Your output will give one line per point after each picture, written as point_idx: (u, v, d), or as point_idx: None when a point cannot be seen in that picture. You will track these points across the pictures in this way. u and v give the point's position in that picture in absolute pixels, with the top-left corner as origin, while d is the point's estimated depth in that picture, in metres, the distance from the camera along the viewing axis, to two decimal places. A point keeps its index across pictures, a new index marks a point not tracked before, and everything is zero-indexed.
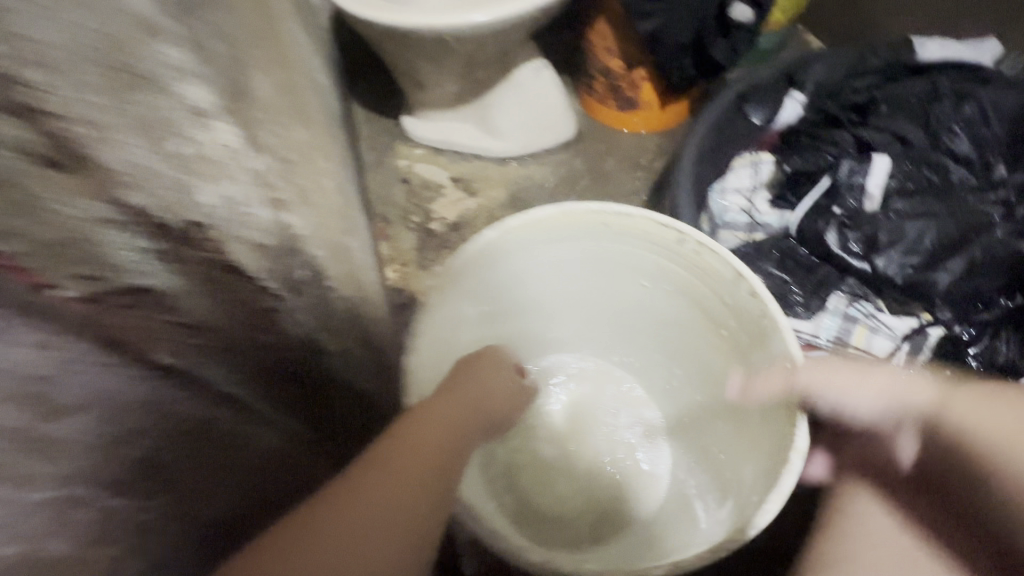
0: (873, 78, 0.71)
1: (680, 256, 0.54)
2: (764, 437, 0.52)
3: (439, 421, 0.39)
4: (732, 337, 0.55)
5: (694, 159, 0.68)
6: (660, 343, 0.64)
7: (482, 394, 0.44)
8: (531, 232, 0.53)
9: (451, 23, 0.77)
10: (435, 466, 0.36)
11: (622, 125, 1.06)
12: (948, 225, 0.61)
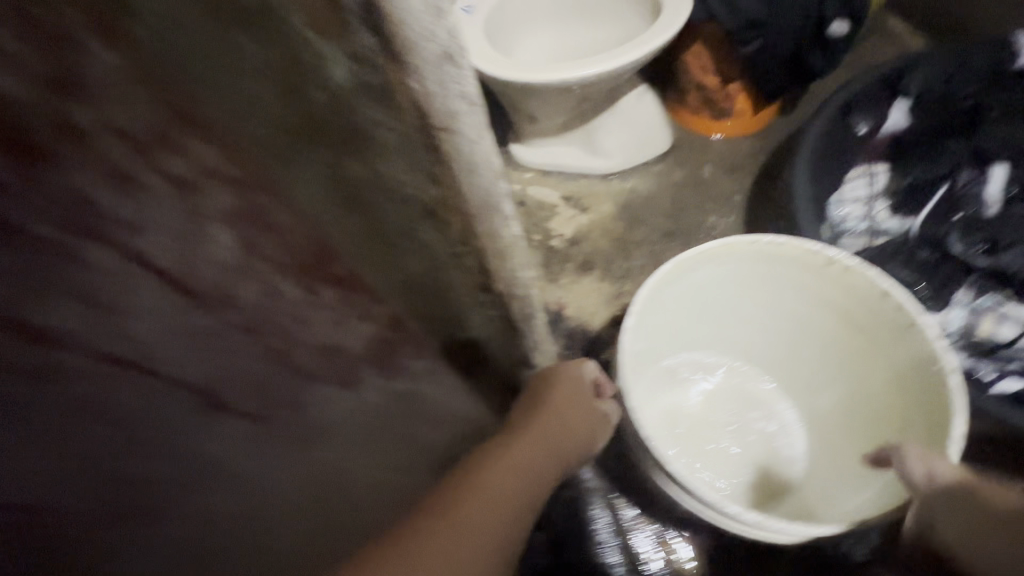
0: (982, 83, 0.78)
1: (826, 272, 0.67)
2: (915, 420, 0.62)
3: (533, 453, 0.42)
4: (874, 337, 0.67)
5: (812, 176, 0.76)
6: (797, 344, 0.75)
7: (564, 429, 0.47)
8: (703, 260, 0.67)
9: (568, 77, 0.89)
10: (527, 498, 0.39)
11: (710, 131, 1.13)
12: None
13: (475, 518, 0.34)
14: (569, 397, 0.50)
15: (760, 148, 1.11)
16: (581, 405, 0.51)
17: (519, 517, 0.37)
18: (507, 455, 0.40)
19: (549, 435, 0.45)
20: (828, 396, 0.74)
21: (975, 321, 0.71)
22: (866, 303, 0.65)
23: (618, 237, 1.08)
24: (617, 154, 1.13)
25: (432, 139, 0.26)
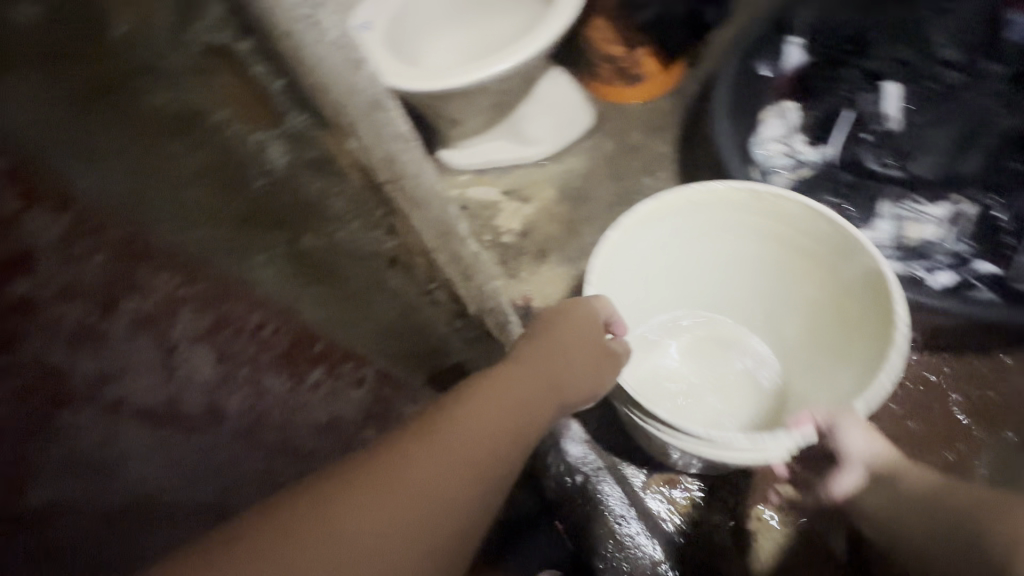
0: (856, 11, 0.85)
1: (757, 207, 0.70)
2: (866, 313, 0.66)
3: (504, 403, 0.39)
4: (810, 253, 0.71)
5: (730, 121, 0.81)
6: (747, 281, 0.80)
7: (567, 368, 0.45)
8: (643, 227, 0.69)
9: (480, 77, 0.88)
10: (510, 430, 0.38)
11: (626, 99, 1.15)
12: (959, 124, 0.77)
13: (437, 452, 0.34)
14: (571, 335, 0.48)
15: (678, 104, 1.15)
16: (579, 339, 0.48)
17: (468, 476, 0.35)
18: (481, 397, 0.38)
19: (549, 368, 0.44)
20: (791, 325, 0.78)
21: (905, 224, 0.76)
22: (800, 226, 0.70)
23: (566, 219, 1.09)
24: (545, 139, 1.14)
25: (375, 190, 0.28)
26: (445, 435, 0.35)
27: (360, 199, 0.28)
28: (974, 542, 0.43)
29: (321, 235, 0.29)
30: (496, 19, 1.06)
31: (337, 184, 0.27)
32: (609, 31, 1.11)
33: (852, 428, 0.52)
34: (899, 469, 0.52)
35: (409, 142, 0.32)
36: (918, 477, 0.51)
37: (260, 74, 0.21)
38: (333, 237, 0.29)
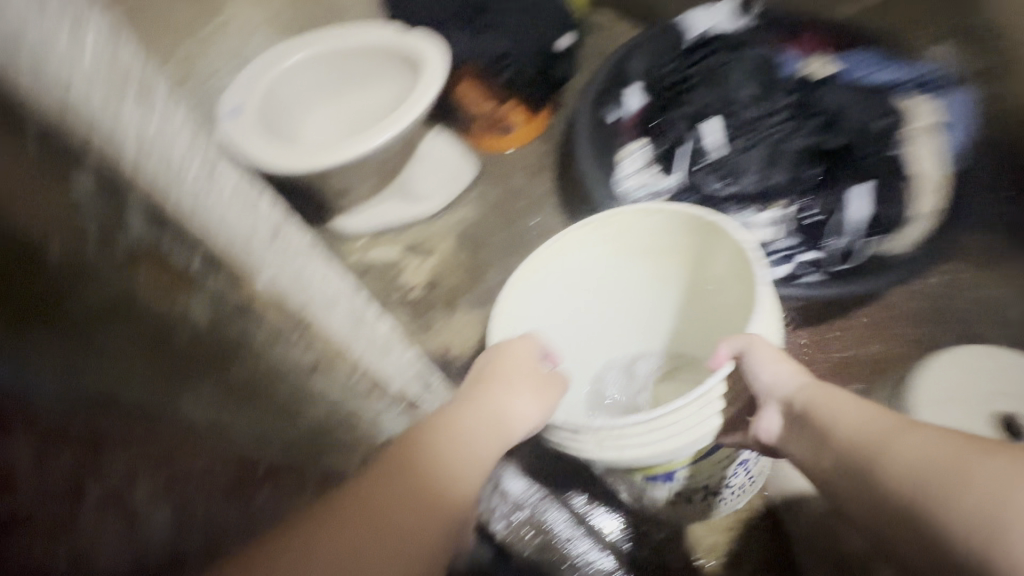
0: (672, 62, 1.04)
1: (606, 231, 0.69)
2: (731, 281, 0.63)
3: (460, 439, 0.47)
4: (671, 248, 0.69)
5: (592, 162, 0.96)
6: (643, 295, 0.77)
7: (507, 402, 0.52)
8: (517, 296, 0.66)
9: (356, 156, 0.92)
10: (468, 462, 0.46)
11: (503, 148, 1.25)
12: (765, 145, 0.92)
13: (410, 481, 0.41)
14: (508, 374, 0.54)
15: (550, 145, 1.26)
16: (519, 375, 0.55)
17: (440, 501, 0.42)
18: (441, 435, 0.46)
19: (494, 408, 0.51)
20: (684, 325, 0.77)
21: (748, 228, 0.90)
22: (644, 230, 0.69)
23: (467, 266, 1.15)
24: (433, 195, 1.21)
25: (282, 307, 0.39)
26: (414, 469, 0.42)
27: (276, 321, 0.37)
28: (917, 505, 0.35)
29: (251, 363, 0.35)
30: (360, 91, 1.10)
31: (252, 314, 0.36)
32: (474, 88, 1.17)
33: (762, 353, 0.51)
34: (834, 410, 0.45)
35: (294, 262, 0.43)
36: (855, 413, 0.44)
37: (179, 257, 0.32)
38: (262, 360, 0.36)
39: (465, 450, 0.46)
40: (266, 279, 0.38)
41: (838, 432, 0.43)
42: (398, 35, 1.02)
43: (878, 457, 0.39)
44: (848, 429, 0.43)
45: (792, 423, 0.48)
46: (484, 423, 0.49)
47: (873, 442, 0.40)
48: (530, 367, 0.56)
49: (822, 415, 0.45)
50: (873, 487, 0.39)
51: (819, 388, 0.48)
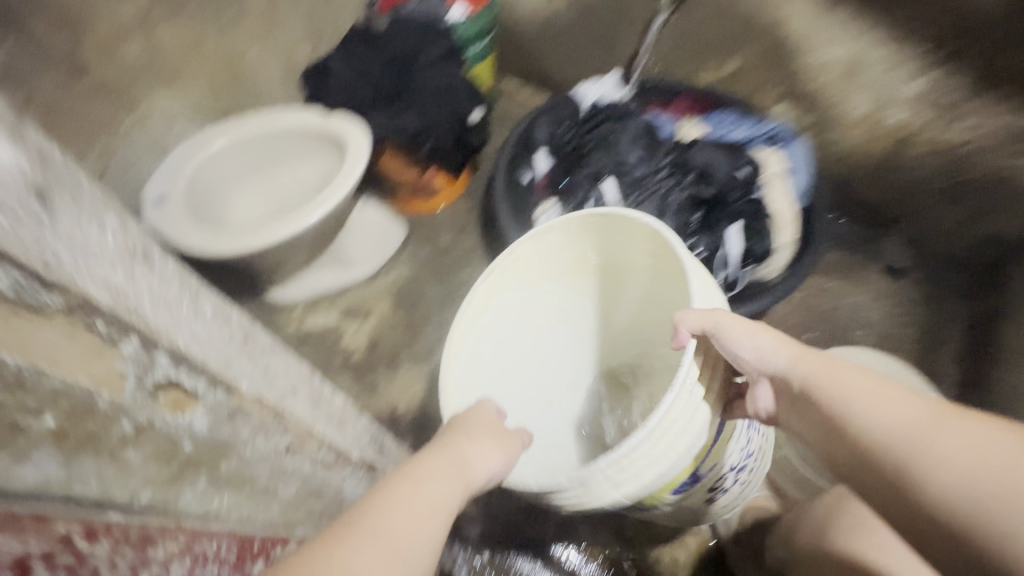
0: (570, 128, 1.19)
1: (516, 266, 0.75)
2: (655, 258, 0.71)
3: (408, 499, 0.50)
4: (583, 248, 0.78)
5: (511, 223, 1.09)
6: (573, 296, 0.85)
7: (462, 457, 0.55)
8: (458, 354, 0.71)
9: (285, 235, 0.98)
10: (418, 523, 0.49)
11: (432, 208, 1.34)
12: (653, 198, 1.09)
13: (355, 544, 0.46)
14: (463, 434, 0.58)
15: (473, 202, 1.37)
16: (478, 432, 0.59)
17: (384, 559, 0.46)
18: (387, 495, 0.51)
19: (443, 465, 0.54)
20: (625, 312, 0.85)
21: None
22: (558, 245, 0.77)
23: (405, 324, 1.21)
24: (365, 260, 1.27)
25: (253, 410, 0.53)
26: (356, 531, 0.47)
27: (257, 421, 0.54)
28: (964, 530, 0.41)
29: (233, 457, 0.51)
30: (290, 169, 1.15)
31: (238, 419, 0.52)
32: (397, 160, 1.24)
33: (734, 334, 0.56)
34: (848, 397, 0.49)
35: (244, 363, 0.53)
36: (886, 407, 0.48)
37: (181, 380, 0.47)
38: (239, 454, 0.52)
39: (416, 512, 0.50)
40: (246, 384, 0.52)
41: (865, 427, 0.48)
42: (322, 119, 1.08)
43: (916, 468, 0.44)
44: (881, 424, 0.47)
45: (796, 399, 0.54)
46: (439, 481, 0.53)
47: (919, 450, 0.44)
48: (488, 424, 0.60)
49: (838, 404, 0.50)
50: (914, 493, 0.44)
51: (822, 361, 0.52)
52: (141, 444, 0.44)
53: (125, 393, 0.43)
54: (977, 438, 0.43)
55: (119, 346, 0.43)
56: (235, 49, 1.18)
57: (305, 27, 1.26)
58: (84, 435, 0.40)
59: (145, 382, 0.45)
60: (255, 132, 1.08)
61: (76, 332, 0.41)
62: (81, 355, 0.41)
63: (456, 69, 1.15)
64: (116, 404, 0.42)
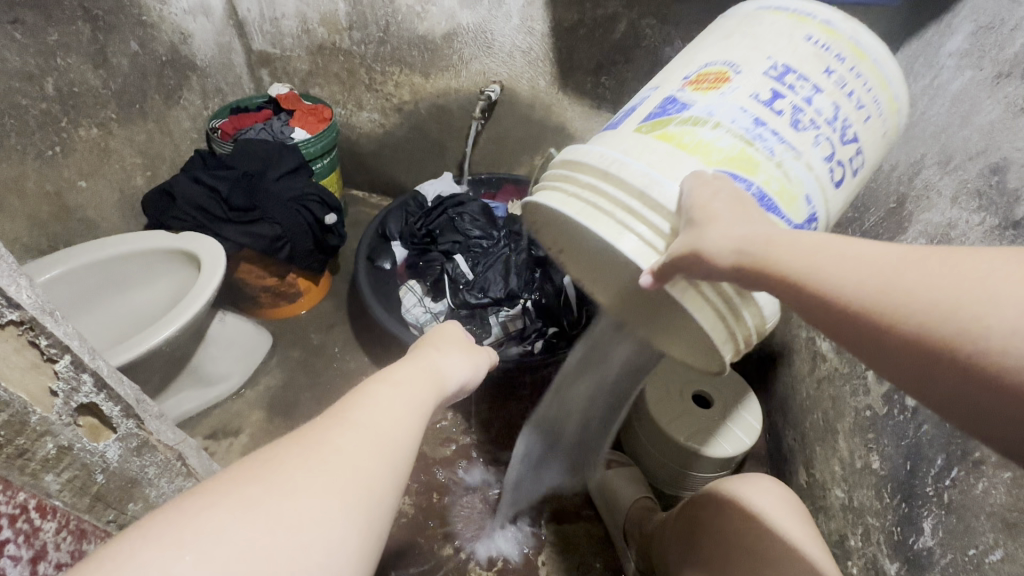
0: (419, 217, 1.36)
1: None
2: (573, 201, 0.63)
3: (391, 399, 0.49)
4: None
5: (377, 303, 1.20)
6: None
7: (434, 359, 0.60)
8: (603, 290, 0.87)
9: (129, 349, 0.92)
10: (408, 414, 0.49)
11: (297, 311, 1.39)
12: (499, 262, 1.25)
13: (335, 446, 0.43)
14: (432, 344, 0.65)
15: (339, 300, 1.44)
16: (451, 343, 0.66)
17: (378, 445, 0.44)
18: (361, 396, 0.48)
19: (420, 368, 0.56)
20: None
21: (504, 324, 1.22)
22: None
23: (283, 429, 1.18)
24: (233, 371, 1.24)
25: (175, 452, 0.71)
26: (335, 436, 0.43)
27: (161, 461, 0.68)
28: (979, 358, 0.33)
29: (140, 500, 0.66)
30: (145, 287, 1.13)
31: (145, 457, 0.65)
32: (254, 268, 1.25)
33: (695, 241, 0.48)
34: (832, 263, 0.41)
35: (163, 421, 0.69)
36: (840, 251, 0.42)
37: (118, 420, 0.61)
38: (146, 497, 0.67)
39: (399, 407, 0.49)
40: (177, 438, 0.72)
41: (810, 273, 0.42)
42: (177, 237, 1.10)
43: (900, 312, 0.37)
44: (830, 268, 0.41)
45: (753, 282, 0.47)
46: (415, 383, 0.53)
47: (874, 284, 0.39)
48: (447, 342, 0.66)
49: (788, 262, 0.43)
50: (900, 337, 0.37)
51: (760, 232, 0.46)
52: (61, 469, 0.55)
53: (53, 413, 0.53)
54: (923, 261, 0.38)
55: (55, 362, 0.53)
56: (62, 182, 1.17)
57: (141, 159, 1.33)
58: (15, 452, 0.51)
59: (71, 405, 0.55)
60: (102, 255, 1.05)
61: (20, 345, 0.50)
62: (23, 370, 0.51)
63: (300, 181, 1.26)
64: (46, 422, 0.52)
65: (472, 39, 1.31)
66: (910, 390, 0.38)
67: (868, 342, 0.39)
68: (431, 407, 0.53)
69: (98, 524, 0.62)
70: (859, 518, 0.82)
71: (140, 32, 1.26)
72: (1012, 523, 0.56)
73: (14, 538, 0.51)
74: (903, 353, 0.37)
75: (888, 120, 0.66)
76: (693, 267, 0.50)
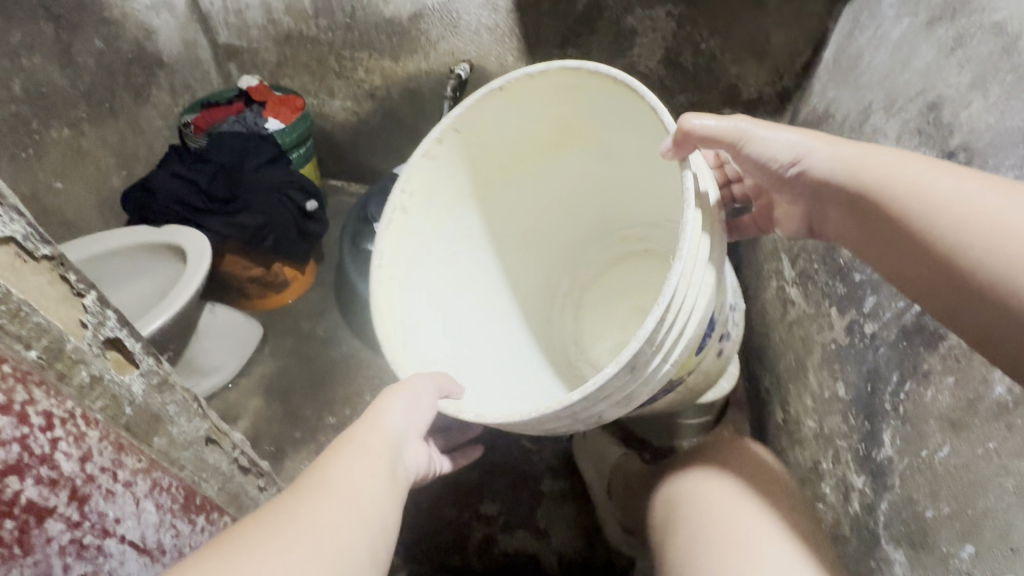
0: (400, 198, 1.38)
1: (411, 200, 0.80)
2: (614, 91, 0.72)
3: (316, 502, 0.53)
4: (508, 146, 0.88)
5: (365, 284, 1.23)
6: (509, 212, 0.97)
7: (372, 433, 0.61)
8: (401, 288, 0.79)
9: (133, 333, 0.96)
10: (335, 513, 0.52)
11: (287, 299, 1.41)
12: None
13: (259, 557, 0.47)
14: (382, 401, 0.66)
15: (327, 286, 1.46)
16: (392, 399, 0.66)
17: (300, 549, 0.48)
18: (287, 505, 0.52)
19: (351, 453, 0.59)
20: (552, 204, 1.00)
21: None
22: (492, 120, 0.82)
23: (282, 413, 1.21)
24: (227, 359, 1.27)
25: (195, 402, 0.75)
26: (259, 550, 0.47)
27: (179, 399, 0.70)
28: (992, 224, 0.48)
29: (164, 436, 0.68)
30: (134, 284, 1.15)
31: (165, 395, 0.68)
32: (240, 259, 1.27)
33: (789, 135, 0.65)
34: (896, 166, 0.56)
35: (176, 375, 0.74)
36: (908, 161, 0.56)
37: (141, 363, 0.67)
38: (168, 433, 0.68)
39: (322, 512, 0.52)
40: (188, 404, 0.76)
41: (884, 171, 0.57)
42: (156, 231, 1.12)
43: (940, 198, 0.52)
44: (897, 172, 0.56)
45: (833, 182, 0.61)
46: (342, 476, 0.56)
47: (929, 180, 0.53)
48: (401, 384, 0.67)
49: (872, 162, 0.58)
50: (942, 212, 0.51)
51: (856, 149, 0.61)
52: (95, 397, 0.59)
53: (85, 342, 0.57)
54: (980, 174, 0.52)
55: (83, 296, 0.58)
56: (38, 185, 1.18)
57: (116, 158, 1.34)
58: (55, 376, 0.54)
59: (99, 337, 0.60)
60: (85, 256, 1.08)
61: (52, 278, 0.55)
62: (55, 300, 0.55)
63: (282, 168, 1.27)
64: (79, 350, 0.56)
65: (439, 19, 1.33)
66: (939, 254, 0.51)
67: (918, 214, 0.53)
68: (366, 490, 0.55)
69: (139, 444, 0.64)
70: (829, 443, 0.88)
71: (104, 30, 1.26)
72: (956, 422, 0.62)
73: (65, 440, 0.54)
74: (943, 221, 0.51)
75: (735, 305, 0.83)
76: (792, 169, 0.64)
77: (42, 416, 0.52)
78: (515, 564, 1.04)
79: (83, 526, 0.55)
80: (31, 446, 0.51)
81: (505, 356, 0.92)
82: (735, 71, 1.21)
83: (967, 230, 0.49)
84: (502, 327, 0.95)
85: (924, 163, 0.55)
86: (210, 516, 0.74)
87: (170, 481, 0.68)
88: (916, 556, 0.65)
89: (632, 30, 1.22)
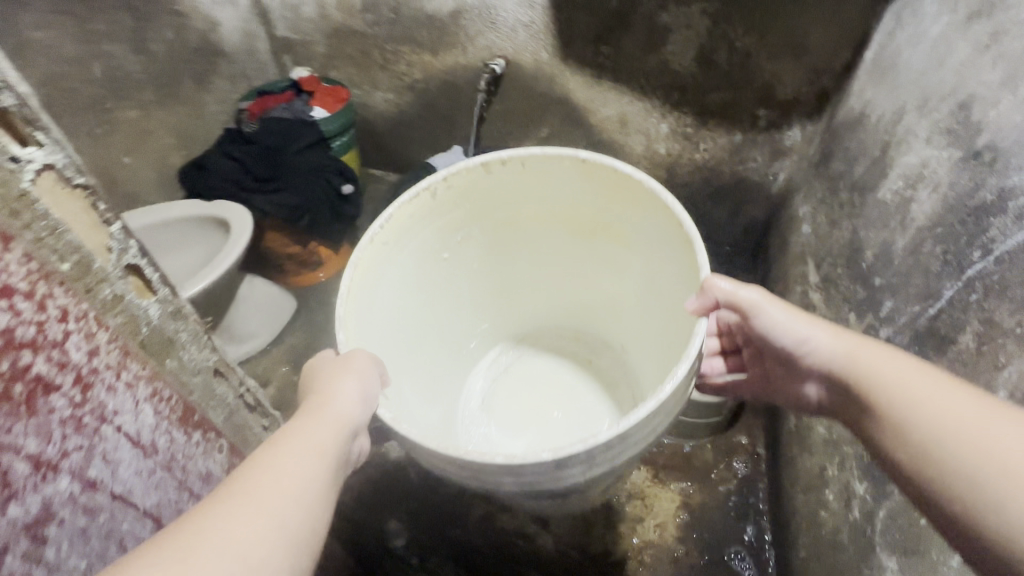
0: None
1: (434, 200, 0.83)
2: (660, 209, 0.76)
3: (253, 486, 0.45)
4: (543, 211, 0.93)
5: None
6: (504, 262, 1.01)
7: (315, 413, 0.55)
8: (389, 263, 0.82)
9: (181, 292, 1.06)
10: (275, 495, 0.45)
11: (318, 278, 1.49)
12: None
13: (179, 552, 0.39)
14: (327, 379, 0.60)
15: None
16: (334, 378, 0.61)
17: (231, 540, 0.41)
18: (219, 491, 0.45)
19: (292, 432, 0.52)
20: (549, 281, 1.05)
21: None
22: (555, 176, 0.86)
23: None
24: (263, 328, 1.36)
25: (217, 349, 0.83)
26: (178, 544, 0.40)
27: (190, 328, 0.71)
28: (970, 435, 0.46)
29: (175, 359, 0.67)
30: (182, 252, 1.25)
31: (179, 323, 0.69)
32: (279, 235, 1.38)
33: (794, 316, 0.66)
34: (886, 362, 0.56)
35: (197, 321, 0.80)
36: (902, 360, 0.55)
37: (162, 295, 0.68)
38: (178, 357, 0.68)
39: (261, 500, 0.44)
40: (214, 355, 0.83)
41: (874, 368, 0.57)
42: (210, 205, 1.22)
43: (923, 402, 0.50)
44: (888, 368, 0.55)
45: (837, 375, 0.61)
46: (285, 459, 0.48)
47: (915, 384, 0.52)
48: (343, 370, 0.62)
49: (866, 354, 0.58)
50: (923, 418, 0.50)
51: (855, 337, 0.61)
52: (117, 313, 0.58)
53: (110, 264, 0.57)
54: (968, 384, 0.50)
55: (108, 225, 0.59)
56: (108, 158, 1.38)
57: (176, 139, 1.49)
58: (84, 289, 0.54)
59: (121, 262, 0.60)
60: (143, 223, 1.20)
61: (82, 204, 0.55)
62: (84, 226, 0.55)
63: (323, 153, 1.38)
64: (105, 271, 0.57)
65: (478, 15, 1.38)
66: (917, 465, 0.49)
67: (904, 415, 0.51)
68: (310, 470, 0.48)
69: (147, 356, 0.62)
70: (836, 449, 0.86)
71: (174, 22, 1.39)
72: None
73: (76, 334, 0.52)
74: (921, 425, 0.50)
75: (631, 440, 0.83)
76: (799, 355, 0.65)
77: (60, 309, 0.50)
78: (512, 542, 1.06)
79: (85, 410, 0.52)
80: (47, 330, 0.49)
81: (428, 390, 0.94)
82: (771, 71, 1.19)
83: (943, 439, 0.47)
84: (442, 369, 0.99)
85: (914, 363, 0.54)
86: (206, 434, 0.70)
87: (167, 394, 0.64)
88: (909, 563, 0.63)
89: (665, 27, 1.22)
